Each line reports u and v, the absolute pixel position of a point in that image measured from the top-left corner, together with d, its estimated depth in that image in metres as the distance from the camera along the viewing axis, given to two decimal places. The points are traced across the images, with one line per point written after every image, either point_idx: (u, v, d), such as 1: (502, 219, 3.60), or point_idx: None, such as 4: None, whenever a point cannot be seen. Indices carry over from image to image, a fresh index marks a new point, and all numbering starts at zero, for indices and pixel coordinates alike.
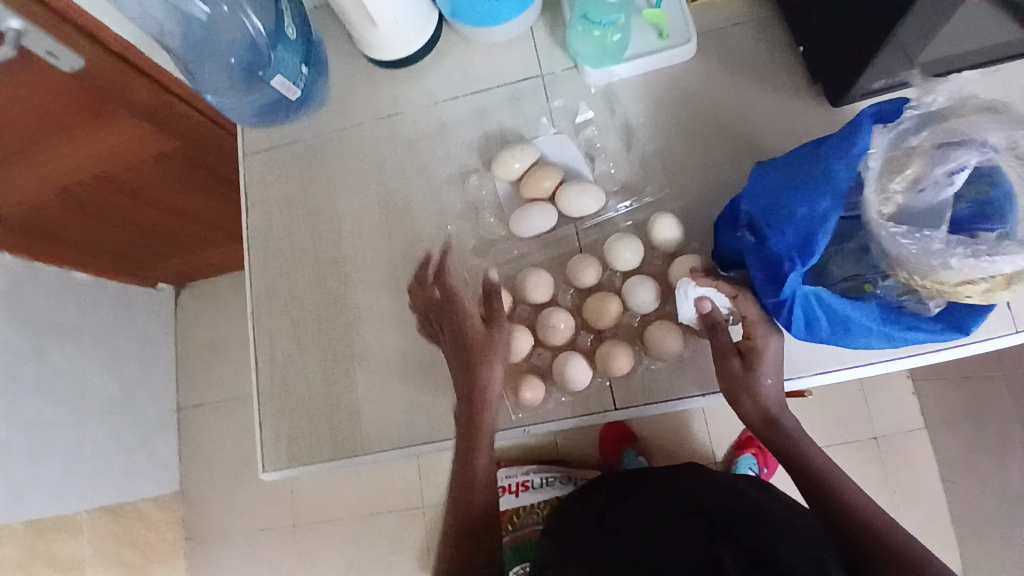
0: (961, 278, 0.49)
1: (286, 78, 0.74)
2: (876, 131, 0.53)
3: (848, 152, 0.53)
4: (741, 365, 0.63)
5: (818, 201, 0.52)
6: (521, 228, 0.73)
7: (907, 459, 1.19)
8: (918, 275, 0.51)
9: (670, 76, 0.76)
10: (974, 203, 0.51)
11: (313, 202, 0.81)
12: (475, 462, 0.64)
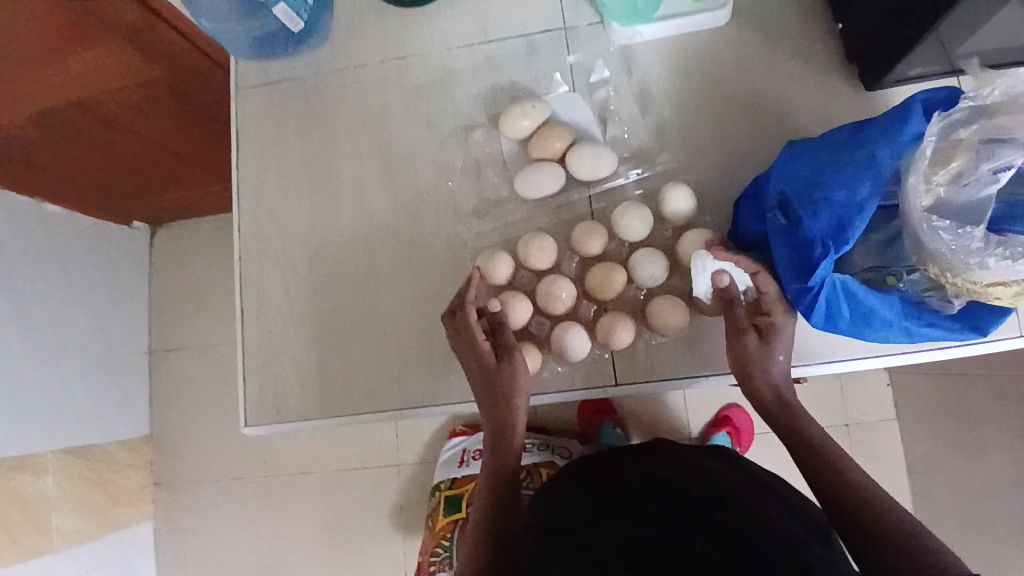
0: (995, 279, 0.48)
1: (289, 8, 0.69)
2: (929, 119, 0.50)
3: (896, 141, 0.50)
4: (758, 341, 0.62)
5: (857, 185, 0.50)
6: (527, 189, 0.69)
7: (878, 449, 1.22)
8: (951, 272, 0.49)
9: (700, 42, 0.73)
10: (1005, 203, 0.49)
11: (310, 145, 0.75)
12: (510, 443, 0.66)
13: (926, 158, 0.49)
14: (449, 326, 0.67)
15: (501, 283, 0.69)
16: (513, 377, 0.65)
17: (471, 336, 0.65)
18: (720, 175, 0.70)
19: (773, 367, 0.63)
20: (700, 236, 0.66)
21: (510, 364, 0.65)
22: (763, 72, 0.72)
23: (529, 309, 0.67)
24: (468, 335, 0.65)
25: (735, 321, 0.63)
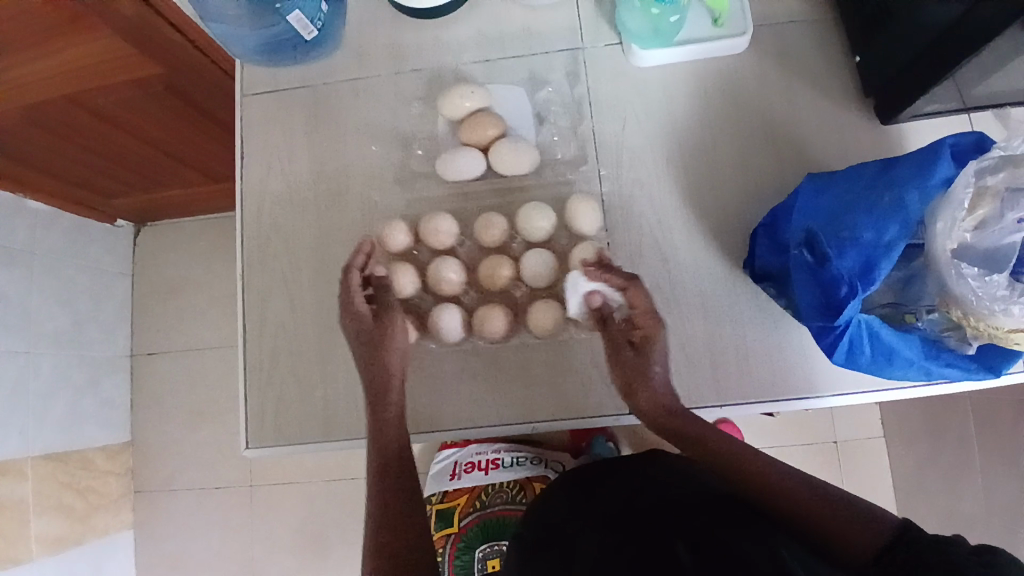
0: (1017, 325, 0.48)
1: (304, 15, 0.66)
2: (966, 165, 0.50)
3: (927, 186, 0.50)
4: (633, 353, 0.64)
5: (885, 227, 0.50)
6: (444, 167, 0.69)
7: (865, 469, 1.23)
8: (976, 319, 0.50)
9: (718, 68, 0.73)
10: None
11: (319, 155, 0.73)
12: (384, 415, 0.62)
13: (961, 204, 0.49)
14: (341, 282, 0.67)
15: (398, 251, 0.69)
16: (391, 340, 0.65)
17: (355, 299, 0.67)
18: (734, 200, 0.70)
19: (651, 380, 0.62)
20: (591, 248, 0.66)
21: (389, 320, 0.65)
22: (780, 100, 0.72)
23: (415, 282, 0.67)
24: (354, 299, 0.66)
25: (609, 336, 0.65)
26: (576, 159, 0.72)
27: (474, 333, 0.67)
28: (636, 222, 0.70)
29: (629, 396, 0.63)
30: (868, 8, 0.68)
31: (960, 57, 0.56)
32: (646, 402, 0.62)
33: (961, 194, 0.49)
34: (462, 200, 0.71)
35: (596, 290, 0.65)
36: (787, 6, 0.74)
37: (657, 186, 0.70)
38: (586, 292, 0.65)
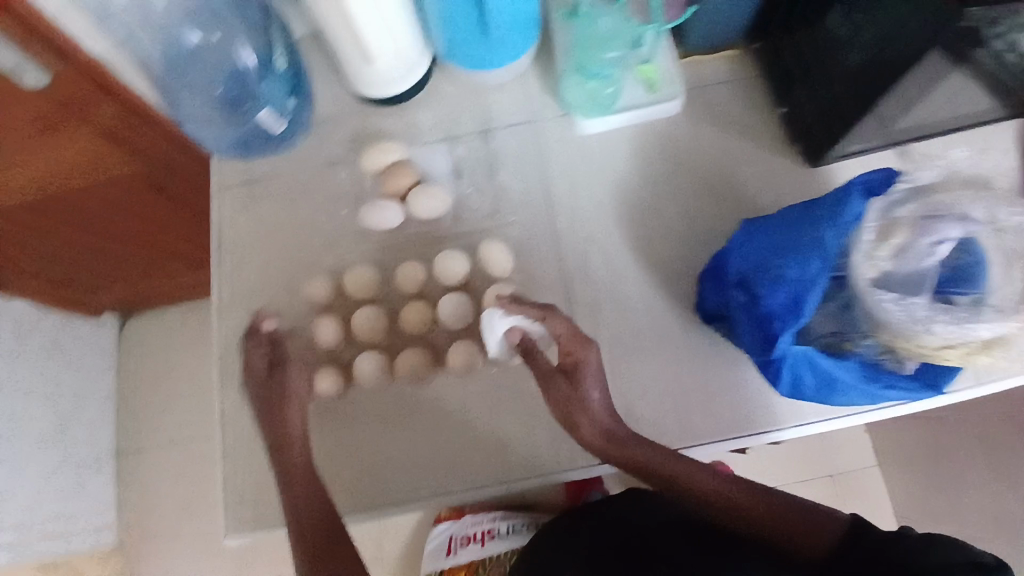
0: (943, 342, 0.52)
1: (273, 111, 0.73)
2: (870, 202, 0.55)
3: (842, 222, 0.54)
4: (566, 383, 0.63)
5: (808, 263, 0.54)
6: (367, 220, 0.74)
7: (869, 499, 1.24)
8: (903, 342, 0.53)
9: (657, 130, 0.79)
10: (951, 268, 0.55)
11: (289, 238, 0.77)
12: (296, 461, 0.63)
13: (865, 234, 0.54)
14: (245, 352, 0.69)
15: (322, 302, 0.73)
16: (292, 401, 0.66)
17: (254, 361, 0.68)
18: (686, 247, 0.74)
19: (585, 407, 0.61)
20: (502, 289, 0.70)
21: (282, 381, 0.67)
22: (720, 153, 0.78)
23: (336, 331, 0.71)
24: (256, 366, 0.68)
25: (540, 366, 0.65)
26: (535, 222, 0.77)
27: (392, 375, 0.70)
28: (593, 276, 0.74)
29: (574, 432, 0.62)
30: (784, 68, 0.75)
31: (873, 96, 0.63)
32: (590, 429, 0.61)
33: (874, 221, 0.54)
34: (383, 252, 0.75)
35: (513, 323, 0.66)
36: (715, 69, 0.80)
37: (614, 239, 0.75)
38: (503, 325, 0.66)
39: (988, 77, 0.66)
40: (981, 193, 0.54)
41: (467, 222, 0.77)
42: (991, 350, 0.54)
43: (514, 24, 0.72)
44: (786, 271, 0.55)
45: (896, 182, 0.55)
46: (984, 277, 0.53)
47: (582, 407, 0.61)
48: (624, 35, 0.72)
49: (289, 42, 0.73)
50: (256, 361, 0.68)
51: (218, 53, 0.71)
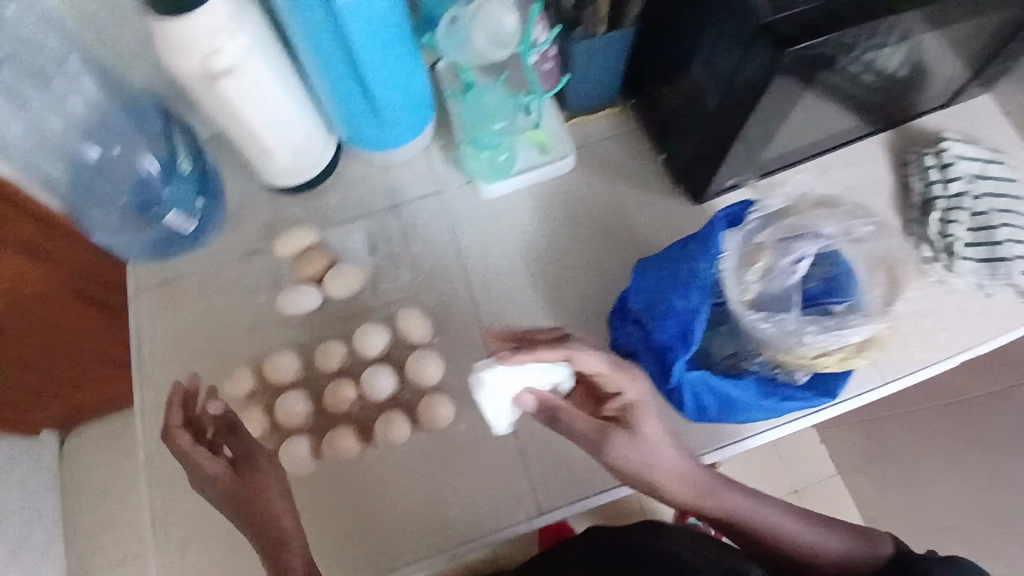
0: (817, 351, 0.57)
1: (180, 212, 0.76)
2: (732, 231, 0.60)
3: (710, 251, 0.59)
4: (625, 436, 0.59)
5: (690, 294, 0.59)
6: (285, 305, 0.75)
7: (825, 505, 1.36)
8: (786, 355, 0.58)
9: (555, 186, 0.85)
10: (823, 280, 0.61)
11: (213, 332, 0.79)
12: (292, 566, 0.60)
13: (718, 259, 0.59)
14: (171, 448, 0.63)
15: (246, 395, 0.73)
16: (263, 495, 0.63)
17: (198, 454, 0.63)
18: (594, 293, 0.79)
19: (655, 464, 0.58)
20: (422, 357, 0.72)
21: (251, 473, 0.64)
22: (615, 204, 0.84)
23: (263, 423, 0.71)
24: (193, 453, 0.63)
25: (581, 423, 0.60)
26: (452, 286, 0.80)
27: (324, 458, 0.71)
28: (512, 330, 0.78)
29: (655, 492, 0.61)
30: (660, 118, 0.82)
31: (732, 136, 0.70)
32: (673, 483, 0.60)
33: (734, 248, 0.60)
34: (307, 333, 0.77)
35: (524, 371, 0.60)
36: (602, 125, 0.87)
37: (527, 293, 0.80)
38: (512, 376, 0.59)
39: (843, 96, 0.74)
40: (825, 210, 0.60)
41: (387, 295, 0.79)
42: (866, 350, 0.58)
43: (409, 102, 0.77)
44: (666, 308, 0.60)
45: (751, 212, 0.61)
46: (853, 284, 0.59)
47: (650, 467, 0.59)
48: (505, 108, 0.79)
49: (193, 146, 0.76)
50: (208, 465, 0.63)
51: (123, 166, 0.76)
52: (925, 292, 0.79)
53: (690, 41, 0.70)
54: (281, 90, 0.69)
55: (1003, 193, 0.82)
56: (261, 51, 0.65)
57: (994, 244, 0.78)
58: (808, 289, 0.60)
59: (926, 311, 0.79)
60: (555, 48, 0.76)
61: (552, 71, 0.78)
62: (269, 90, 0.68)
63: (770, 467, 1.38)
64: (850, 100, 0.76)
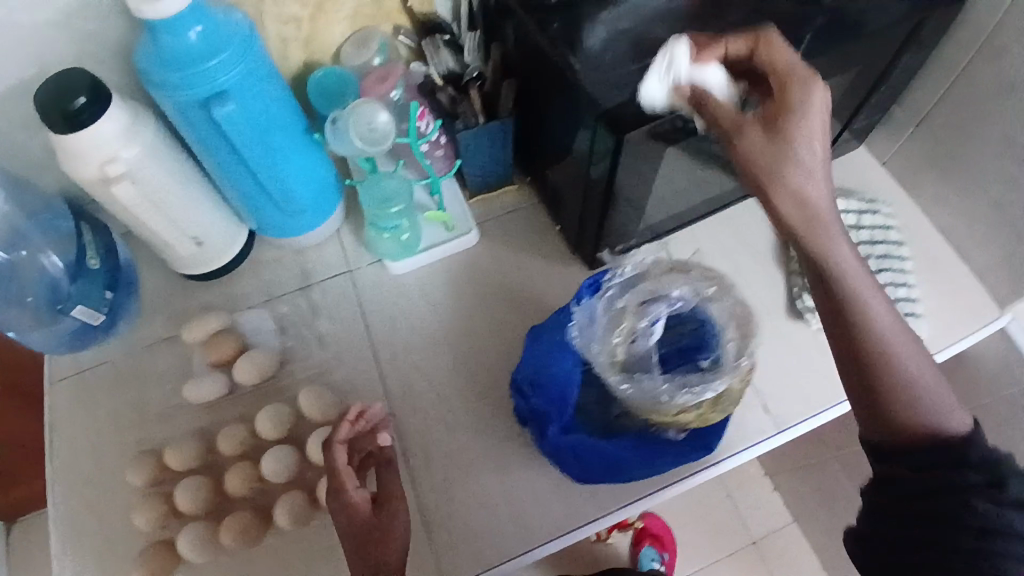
0: (679, 408, 0.58)
1: (88, 306, 0.79)
2: (593, 298, 0.63)
3: (566, 319, 0.64)
4: (761, 130, 0.52)
5: (566, 358, 0.64)
6: (192, 394, 0.78)
7: (783, 555, 1.36)
8: (656, 413, 0.60)
9: (460, 259, 0.89)
10: (693, 335, 0.64)
11: (126, 419, 0.81)
12: None
13: (572, 325, 0.63)
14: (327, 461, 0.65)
15: (150, 483, 0.76)
16: (396, 525, 0.63)
17: (348, 476, 0.65)
18: (497, 361, 0.82)
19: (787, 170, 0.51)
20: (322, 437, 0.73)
21: (388, 504, 0.65)
22: (517, 271, 0.88)
23: (163, 511, 0.74)
24: (346, 471, 0.64)
25: (805, 129, 0.51)
26: (358, 361, 0.82)
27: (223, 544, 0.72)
28: (418, 401, 0.80)
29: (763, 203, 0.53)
30: (551, 194, 0.88)
31: (604, 209, 0.75)
32: (788, 202, 0.52)
33: (600, 314, 0.63)
34: (217, 417, 0.79)
35: (705, 70, 0.58)
36: (503, 200, 0.93)
37: (432, 365, 0.82)
38: (693, 69, 0.58)
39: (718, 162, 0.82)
40: (680, 276, 0.64)
41: (295, 373, 0.81)
42: (726, 408, 0.59)
43: (308, 192, 0.83)
44: (546, 372, 0.64)
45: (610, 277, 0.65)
46: (716, 340, 0.63)
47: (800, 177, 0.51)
48: (403, 193, 0.83)
49: (100, 244, 0.81)
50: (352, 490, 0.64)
51: (30, 267, 0.78)
52: (808, 341, 0.83)
53: (553, 124, 0.76)
54: (178, 189, 0.74)
55: (879, 241, 0.89)
56: (160, 162, 0.72)
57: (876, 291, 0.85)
58: (670, 350, 0.64)
59: (810, 359, 0.82)
60: (444, 137, 0.83)
61: (445, 157, 0.86)
62: (169, 192, 0.74)
63: (724, 516, 1.40)
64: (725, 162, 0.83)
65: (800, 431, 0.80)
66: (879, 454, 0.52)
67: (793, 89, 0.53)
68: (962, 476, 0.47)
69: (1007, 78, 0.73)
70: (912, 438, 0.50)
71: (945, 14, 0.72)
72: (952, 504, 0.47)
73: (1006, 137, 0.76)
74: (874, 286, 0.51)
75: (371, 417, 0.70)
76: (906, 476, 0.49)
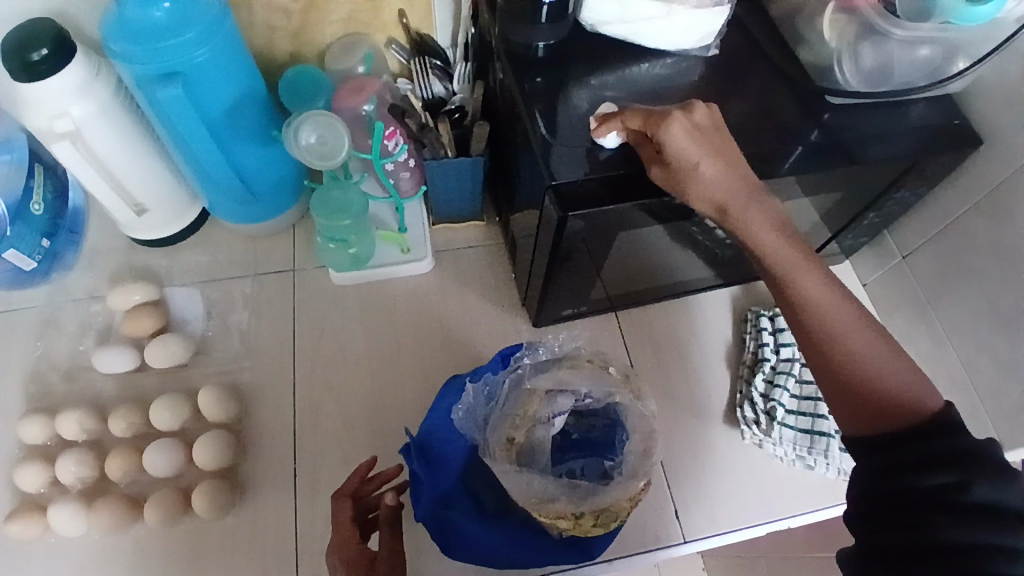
0: (556, 512, 0.53)
1: (20, 251, 0.78)
2: (498, 373, 0.62)
3: (460, 388, 0.62)
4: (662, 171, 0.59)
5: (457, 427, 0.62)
6: (97, 362, 0.76)
7: None
8: (539, 513, 0.54)
9: (407, 283, 0.86)
10: (600, 431, 0.60)
11: (33, 369, 0.79)
12: None
13: (459, 403, 0.61)
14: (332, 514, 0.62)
15: (36, 444, 0.73)
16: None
17: (348, 533, 0.61)
18: (414, 400, 0.78)
19: (673, 140, 0.57)
20: (210, 440, 0.70)
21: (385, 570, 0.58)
22: (461, 309, 0.84)
23: (37, 478, 0.71)
24: (348, 527, 0.61)
25: (692, 150, 0.57)
26: (274, 366, 0.79)
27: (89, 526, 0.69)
28: (321, 422, 0.76)
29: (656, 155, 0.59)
30: (512, 240, 0.84)
31: (552, 275, 0.71)
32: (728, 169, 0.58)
33: (501, 392, 0.61)
34: (120, 392, 0.77)
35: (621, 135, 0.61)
36: (467, 234, 0.89)
37: (347, 389, 0.78)
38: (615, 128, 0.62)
39: (691, 248, 0.76)
40: (593, 369, 0.60)
41: (209, 364, 0.79)
42: (609, 523, 0.54)
43: (266, 184, 0.81)
44: (435, 439, 0.61)
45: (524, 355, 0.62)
46: (621, 443, 0.58)
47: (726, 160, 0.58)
48: (358, 206, 0.80)
49: (47, 190, 0.80)
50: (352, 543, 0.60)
51: None
52: (740, 455, 0.78)
53: (522, 174, 0.73)
54: (128, 152, 0.73)
55: None
56: (111, 121, 0.69)
57: (816, 416, 0.77)
58: (573, 438, 0.60)
59: (741, 473, 0.77)
60: (412, 161, 0.81)
61: (412, 178, 0.84)
62: (117, 153, 0.72)
63: None
64: (700, 251, 0.77)
65: (708, 545, 0.74)
66: (862, 446, 0.50)
67: (668, 128, 0.58)
68: (935, 438, 0.47)
69: (1004, 234, 0.70)
70: (883, 418, 0.50)
71: (950, 156, 0.68)
72: (938, 497, 0.45)
73: (986, 294, 0.72)
74: (808, 263, 0.55)
75: (385, 475, 0.65)
76: (887, 465, 0.48)
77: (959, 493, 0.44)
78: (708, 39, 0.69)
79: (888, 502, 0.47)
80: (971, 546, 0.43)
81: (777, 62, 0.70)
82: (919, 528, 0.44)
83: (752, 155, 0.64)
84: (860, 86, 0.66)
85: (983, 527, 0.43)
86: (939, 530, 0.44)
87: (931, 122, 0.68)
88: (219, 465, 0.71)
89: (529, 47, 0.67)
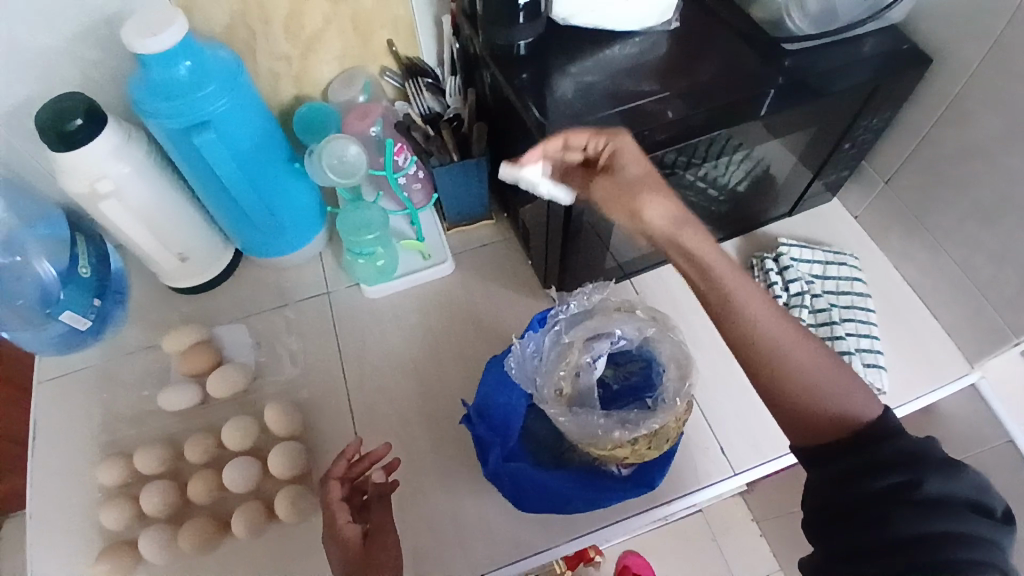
0: (612, 442, 0.58)
1: (75, 312, 0.84)
2: (538, 332, 0.68)
3: (508, 350, 0.68)
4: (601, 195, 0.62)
5: (513, 390, 0.68)
6: (164, 400, 0.81)
7: None
8: (595, 446, 0.60)
9: (434, 286, 0.92)
10: (639, 372, 0.66)
11: (106, 419, 0.84)
12: None
13: (511, 358, 0.67)
14: (320, 494, 0.64)
15: (118, 484, 0.78)
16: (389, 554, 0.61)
17: (338, 511, 0.64)
18: (459, 388, 0.83)
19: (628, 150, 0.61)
20: (281, 454, 0.75)
21: (380, 540, 0.63)
22: (488, 300, 0.90)
23: (120, 516, 0.76)
24: (338, 507, 0.63)
25: (640, 162, 0.62)
26: (326, 381, 0.85)
27: (181, 549, 0.74)
28: (377, 423, 0.81)
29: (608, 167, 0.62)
30: (523, 231, 0.91)
31: (565, 252, 0.78)
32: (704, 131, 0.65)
33: (544, 347, 0.67)
34: (186, 425, 0.82)
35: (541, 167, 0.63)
36: (481, 234, 0.96)
37: (395, 389, 0.84)
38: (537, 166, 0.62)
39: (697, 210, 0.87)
40: (623, 314, 0.66)
41: (266, 387, 0.85)
42: (661, 444, 0.60)
43: (290, 215, 0.87)
44: (493, 402, 0.68)
45: (557, 314, 0.69)
46: (658, 375, 0.64)
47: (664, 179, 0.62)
48: (379, 220, 0.86)
49: (92, 255, 0.86)
50: (344, 525, 0.63)
51: (21, 275, 0.80)
52: None
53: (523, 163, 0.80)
54: (164, 204, 0.80)
55: (843, 291, 0.90)
56: (147, 176, 0.77)
57: (835, 338, 0.85)
58: (613, 387, 0.67)
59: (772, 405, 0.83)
60: (422, 172, 0.88)
61: (423, 189, 0.90)
62: (154, 205, 0.79)
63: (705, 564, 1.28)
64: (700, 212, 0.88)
65: (756, 474, 0.79)
66: (810, 461, 0.55)
67: (621, 145, 0.62)
68: (876, 440, 0.52)
69: (970, 139, 0.77)
70: (824, 434, 0.54)
71: (910, 77, 0.75)
72: (890, 494, 0.49)
73: (967, 195, 0.79)
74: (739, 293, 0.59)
75: (373, 455, 0.68)
76: (842, 472, 0.52)
77: (910, 489, 0.49)
78: (667, 14, 0.76)
79: (847, 508, 0.51)
80: (926, 535, 0.46)
81: (733, 23, 0.78)
82: (878, 523, 0.48)
83: (728, 106, 0.71)
84: (810, 27, 0.75)
85: (937, 516, 0.47)
86: (895, 525, 0.48)
87: (884, 50, 0.75)
88: (290, 473, 0.75)
89: (510, 45, 0.75)
